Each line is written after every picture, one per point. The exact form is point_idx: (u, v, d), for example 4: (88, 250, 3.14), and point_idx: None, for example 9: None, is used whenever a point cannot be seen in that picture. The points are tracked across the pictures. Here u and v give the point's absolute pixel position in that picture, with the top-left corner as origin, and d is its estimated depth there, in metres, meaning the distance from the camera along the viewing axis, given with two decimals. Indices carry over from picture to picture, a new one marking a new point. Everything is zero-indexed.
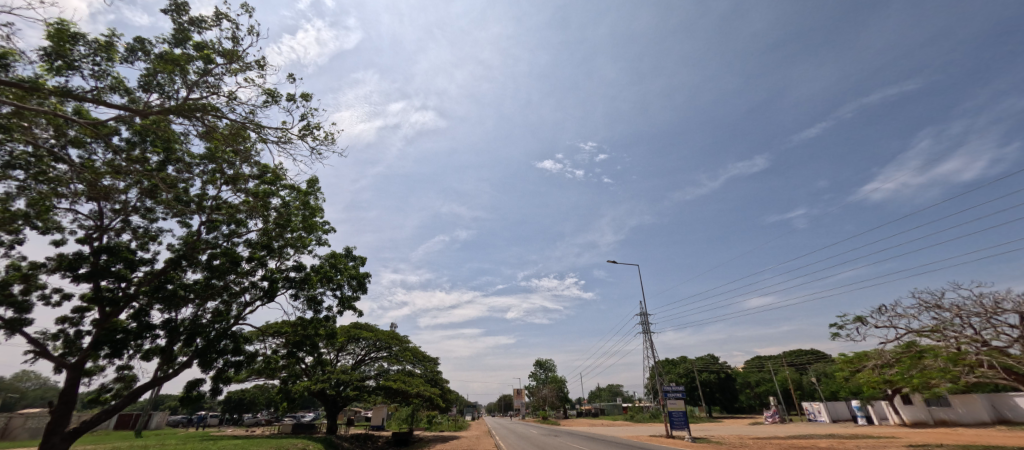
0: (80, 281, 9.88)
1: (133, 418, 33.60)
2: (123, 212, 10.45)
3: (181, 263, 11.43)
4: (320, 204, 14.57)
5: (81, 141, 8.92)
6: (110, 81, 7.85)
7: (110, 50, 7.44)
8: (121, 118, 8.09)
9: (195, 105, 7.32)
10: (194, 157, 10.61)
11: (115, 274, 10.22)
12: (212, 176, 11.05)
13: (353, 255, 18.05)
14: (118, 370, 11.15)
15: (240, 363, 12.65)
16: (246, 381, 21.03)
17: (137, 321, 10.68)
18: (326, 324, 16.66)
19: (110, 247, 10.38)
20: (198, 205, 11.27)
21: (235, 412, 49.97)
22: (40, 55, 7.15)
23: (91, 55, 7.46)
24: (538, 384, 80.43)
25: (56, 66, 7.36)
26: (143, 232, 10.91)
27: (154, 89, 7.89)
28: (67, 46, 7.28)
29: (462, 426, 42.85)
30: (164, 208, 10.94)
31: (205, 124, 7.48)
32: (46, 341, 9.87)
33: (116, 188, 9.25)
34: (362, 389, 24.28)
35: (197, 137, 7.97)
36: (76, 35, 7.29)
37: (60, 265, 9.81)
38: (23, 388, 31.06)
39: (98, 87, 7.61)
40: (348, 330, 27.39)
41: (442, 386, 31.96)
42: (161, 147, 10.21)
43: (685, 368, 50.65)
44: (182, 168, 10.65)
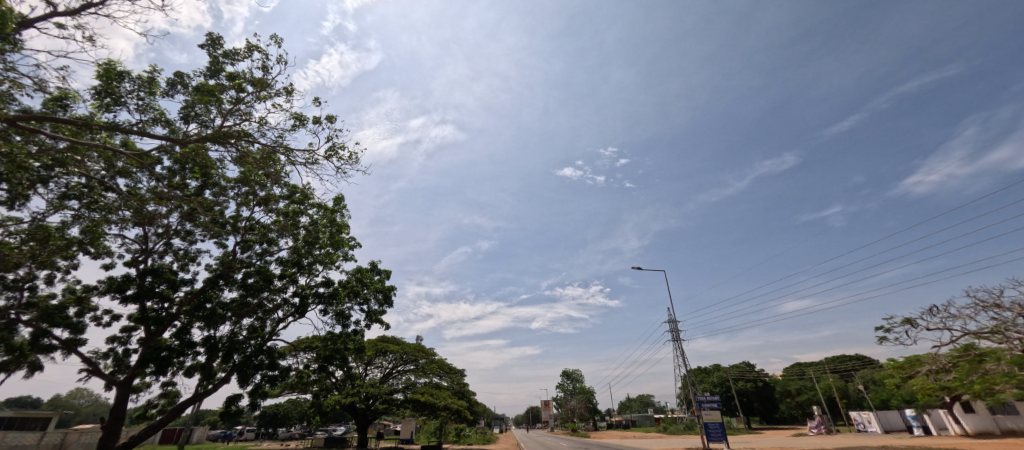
0: (128, 302, 10.61)
1: (176, 433, 35.17)
2: (165, 236, 11.19)
3: (219, 282, 12.15)
4: (346, 221, 15.15)
5: (128, 171, 9.69)
6: (153, 114, 8.54)
7: (152, 85, 8.15)
8: (164, 151, 8.84)
9: (230, 132, 7.88)
10: (229, 181, 11.33)
11: (159, 295, 10.94)
12: (246, 198, 11.73)
13: (378, 269, 18.59)
14: (162, 387, 11.82)
15: (275, 378, 13.20)
16: (280, 396, 21.73)
17: (179, 339, 11.36)
18: (354, 338, 17.14)
19: (154, 269, 11.14)
20: (233, 226, 11.99)
21: (270, 426, 51.56)
22: (92, 93, 7.89)
23: (136, 90, 8.16)
24: (566, 395, 79.78)
25: (106, 103, 8.08)
26: (181, 254, 11.63)
27: (192, 120, 8.53)
28: (115, 84, 8.00)
29: (491, 439, 42.66)
30: (202, 230, 11.64)
31: (238, 150, 8.04)
32: (98, 360, 10.63)
33: (158, 213, 9.95)
34: (390, 402, 24.85)
35: (232, 163, 8.55)
36: (123, 73, 8.02)
37: (109, 287, 10.58)
38: (76, 405, 33.11)
39: (144, 121, 8.29)
40: (375, 344, 28.15)
41: (468, 398, 32.04)
42: (199, 173, 11.00)
43: (719, 377, 49.54)
44: (218, 191, 11.37)
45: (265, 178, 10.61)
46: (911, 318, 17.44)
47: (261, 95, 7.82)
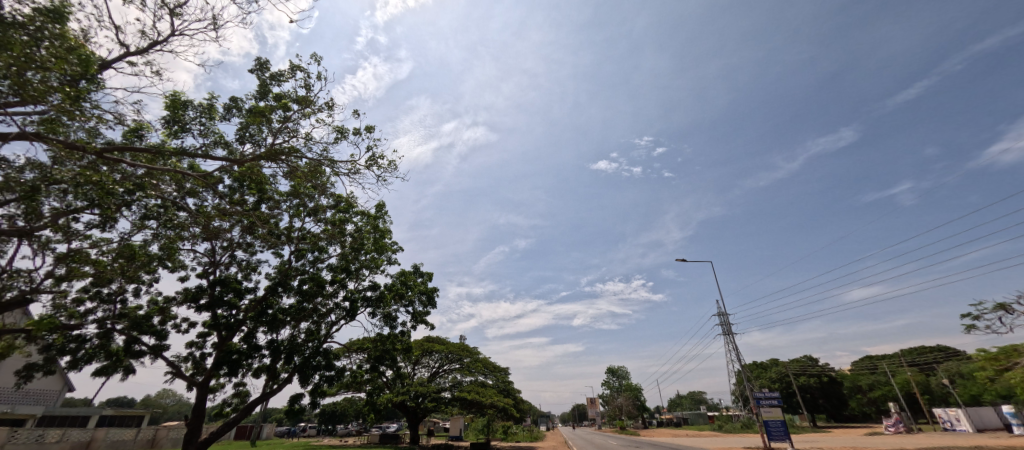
0: (202, 310, 11.92)
1: (248, 429, 38.32)
2: (230, 249, 12.44)
3: (278, 290, 13.32)
4: (388, 227, 16.07)
5: (195, 192, 10.90)
6: (214, 138, 9.59)
7: (212, 111, 9.17)
8: (224, 171, 9.88)
9: (280, 150, 8.74)
10: (281, 195, 12.42)
11: (227, 303, 12.20)
12: (297, 210, 12.78)
13: (421, 271, 19.50)
14: (234, 387, 13.15)
15: (332, 377, 14.29)
16: (337, 395, 23.26)
17: (247, 343, 12.61)
18: (402, 339, 18.11)
19: (222, 279, 12.41)
20: (287, 236, 13.12)
21: (330, 423, 54.81)
22: (163, 122, 9.01)
23: (198, 117, 9.22)
24: (613, 392, 79.02)
25: (174, 130, 9.20)
26: (243, 264, 12.85)
27: (247, 140, 9.51)
28: (181, 112, 9.09)
29: (538, 437, 43.12)
30: (260, 241, 12.83)
31: (288, 164, 8.89)
32: (180, 363, 12.03)
33: (223, 228, 11.12)
34: (438, 401, 25.91)
35: (283, 177, 9.43)
36: (186, 102, 9.09)
37: (186, 297, 11.93)
38: (164, 404, 36.86)
39: (206, 145, 9.35)
40: (422, 344, 29.38)
41: (514, 396, 32.72)
42: (255, 189, 12.15)
43: (779, 372, 47.50)
44: (273, 205, 12.50)
45: (313, 190, 11.56)
46: (1005, 305, 16.10)
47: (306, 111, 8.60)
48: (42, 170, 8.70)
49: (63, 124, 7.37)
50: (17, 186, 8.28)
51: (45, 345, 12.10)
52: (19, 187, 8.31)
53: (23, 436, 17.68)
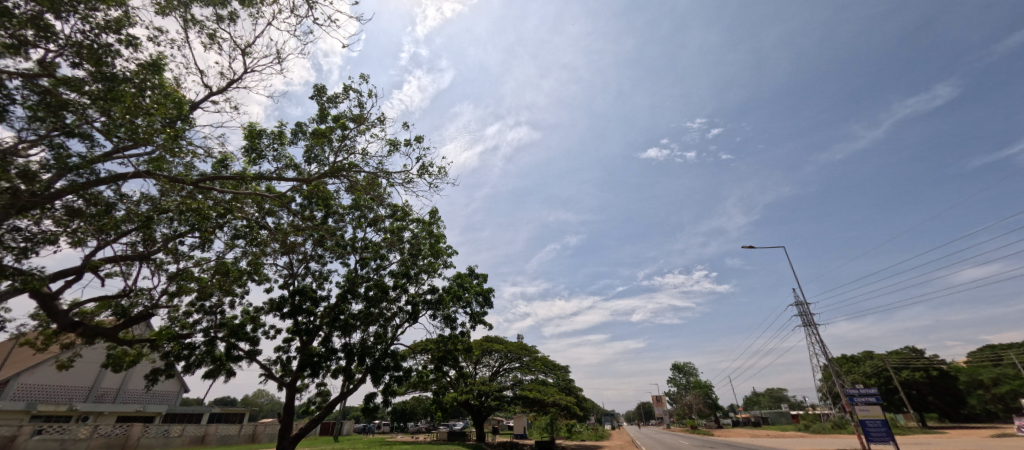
0: (285, 317, 13.44)
1: (331, 426, 41.75)
2: (304, 261, 13.90)
3: (347, 296, 14.63)
4: (442, 232, 17.01)
5: (273, 211, 12.36)
6: (285, 161, 10.87)
7: (281, 136, 10.42)
8: (296, 191, 11.15)
9: (341, 166, 9.73)
10: (345, 209, 13.69)
11: (305, 310, 13.65)
12: (359, 221, 13.99)
13: (476, 273, 20.36)
14: (317, 387, 14.63)
15: (400, 377, 15.42)
16: (407, 394, 24.82)
17: (324, 347, 14.01)
18: (462, 340, 19.03)
19: (299, 289, 13.90)
20: (352, 247, 14.39)
21: (402, 421, 58.07)
22: (244, 152, 10.39)
23: (272, 144, 10.51)
24: (680, 389, 76.56)
25: (253, 158, 10.56)
26: (316, 274, 14.28)
27: (312, 160, 10.67)
28: (258, 141, 10.42)
29: (603, 435, 42.89)
30: (329, 253, 14.19)
31: (349, 179, 9.85)
32: (271, 366, 13.65)
33: (297, 242, 12.50)
34: (501, 399, 26.75)
35: (346, 192, 10.43)
36: (261, 132, 10.40)
37: (272, 307, 13.51)
38: (259, 403, 41.19)
39: (279, 168, 10.62)
40: (481, 344, 30.45)
41: (576, 394, 32.90)
42: (322, 205, 13.49)
43: (874, 366, 43.36)
44: (338, 218, 13.79)
45: (372, 202, 12.64)
46: None
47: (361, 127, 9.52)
48: (154, 203, 10.35)
49: (167, 161, 8.73)
50: (137, 217, 10.00)
51: (166, 352, 14.31)
52: (139, 218, 10.03)
53: (154, 430, 20.43)
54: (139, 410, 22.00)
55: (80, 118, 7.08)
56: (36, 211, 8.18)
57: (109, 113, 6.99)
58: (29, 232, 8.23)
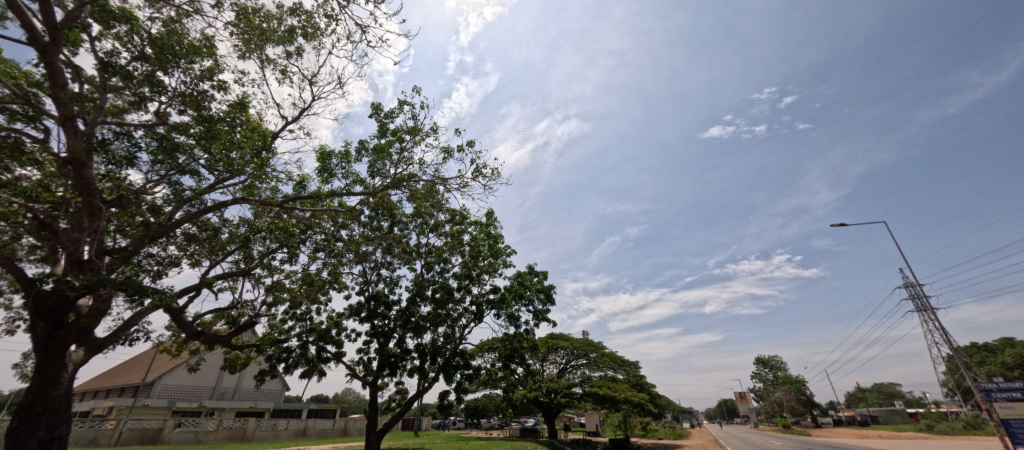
0: (364, 321, 14.82)
1: (412, 421, 44.60)
2: (376, 268, 15.22)
3: (416, 299, 15.76)
4: (500, 232, 17.68)
5: (346, 224, 13.72)
6: (353, 178, 12.06)
7: (348, 156, 11.60)
8: (364, 203, 12.31)
9: (402, 177, 10.58)
10: (408, 217, 14.78)
11: (380, 314, 14.95)
12: (421, 227, 15.03)
13: (536, 271, 20.85)
14: (396, 385, 15.92)
15: (471, 375, 16.31)
16: (479, 392, 25.98)
17: (400, 347, 15.23)
18: (527, 337, 19.61)
19: (374, 294, 15.24)
20: (417, 252, 15.51)
21: (475, 418, 60.30)
22: (318, 173, 11.72)
23: (340, 163, 11.74)
24: (767, 385, 71.73)
25: (325, 177, 11.86)
26: (386, 280, 15.55)
27: (376, 174, 11.72)
28: (329, 162, 11.69)
29: (682, 433, 41.48)
30: (397, 259, 15.40)
31: (410, 189, 10.69)
32: (355, 366, 15.12)
33: (369, 251, 13.72)
34: (570, 396, 27.01)
35: (408, 201, 11.28)
36: (331, 154, 11.65)
37: (352, 312, 14.96)
38: (347, 400, 45.07)
39: (348, 184, 11.80)
40: (547, 341, 30.94)
41: (649, 390, 32.25)
42: (388, 216, 14.70)
43: (1010, 356, 37.40)
44: (402, 226, 14.94)
45: (432, 209, 13.55)
46: None
47: (418, 139, 10.30)
48: (249, 225, 12.01)
49: (258, 187, 10.13)
50: (238, 238, 11.72)
51: (269, 356, 16.41)
52: (239, 238, 11.74)
53: (264, 424, 23.12)
54: (253, 406, 25.11)
55: (189, 157, 8.50)
56: (164, 239, 9.92)
57: (209, 150, 8.27)
58: (160, 256, 10.00)
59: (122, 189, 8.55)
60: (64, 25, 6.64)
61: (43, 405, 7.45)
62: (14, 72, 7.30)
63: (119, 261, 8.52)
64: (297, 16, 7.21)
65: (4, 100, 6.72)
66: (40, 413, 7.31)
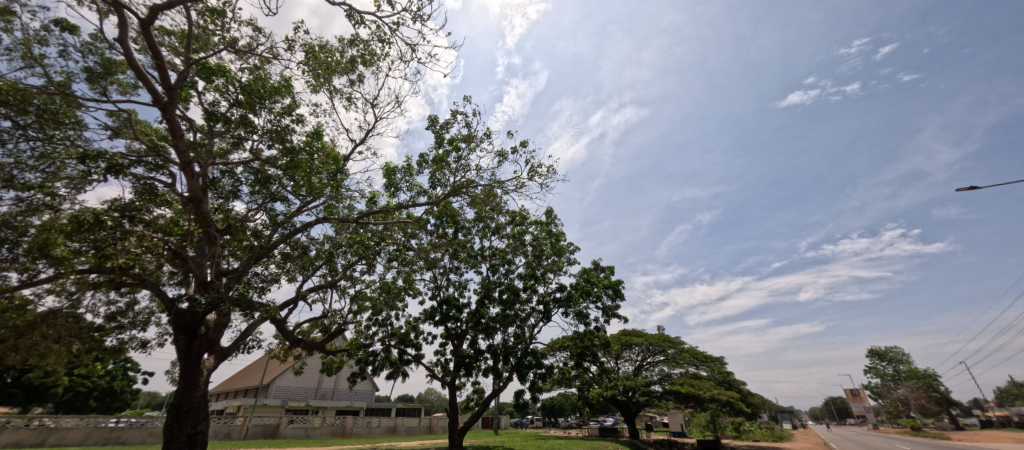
0: (438, 325, 15.83)
1: (491, 420, 46.14)
2: (445, 273, 16.19)
3: (485, 301, 16.50)
4: (561, 230, 17.91)
5: (414, 234, 14.77)
6: (417, 190, 13.00)
7: (410, 170, 12.55)
8: (429, 213, 13.21)
9: (461, 184, 11.24)
10: (470, 222, 15.56)
11: (452, 317, 15.87)
12: (483, 231, 15.73)
13: (601, 266, 20.77)
14: (473, 384, 16.73)
15: (544, 375, 16.71)
16: (554, 391, 26.34)
17: (473, 348, 16.03)
18: (598, 335, 19.61)
19: (445, 298, 16.22)
20: (482, 256, 16.25)
21: (553, 416, 60.77)
22: (386, 188, 12.82)
23: (404, 178, 12.75)
24: (886, 380, 64.15)
25: (392, 191, 12.93)
26: (455, 284, 16.45)
27: (437, 183, 12.55)
28: (395, 178, 12.74)
29: (780, 434, 38.49)
30: (464, 264, 16.24)
31: (470, 195, 11.31)
32: (434, 367, 16.19)
33: (437, 258, 14.61)
34: (650, 394, 26.35)
35: (469, 206, 11.94)
36: (396, 170, 12.68)
37: (426, 317, 16.04)
38: (430, 400, 47.78)
39: (413, 196, 12.76)
40: (620, 338, 30.48)
41: (738, 388, 30.44)
42: (452, 223, 15.59)
43: None
44: (466, 231, 15.75)
45: (492, 213, 14.17)
46: None
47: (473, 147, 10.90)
48: (332, 241, 13.44)
49: (337, 207, 11.35)
50: (324, 253, 13.17)
51: (358, 360, 18.10)
52: (325, 254, 13.20)
53: (360, 423, 25.42)
54: (350, 405, 27.69)
55: (279, 186, 9.80)
56: (265, 259, 11.49)
57: (294, 178, 9.45)
58: (264, 274, 11.58)
59: (230, 218, 10.07)
60: (177, 85, 7.85)
61: (187, 404, 9.13)
62: (147, 131, 9.03)
63: (234, 280, 10.05)
64: (356, 47, 8.03)
65: (143, 154, 8.31)
66: (186, 411, 8.99)
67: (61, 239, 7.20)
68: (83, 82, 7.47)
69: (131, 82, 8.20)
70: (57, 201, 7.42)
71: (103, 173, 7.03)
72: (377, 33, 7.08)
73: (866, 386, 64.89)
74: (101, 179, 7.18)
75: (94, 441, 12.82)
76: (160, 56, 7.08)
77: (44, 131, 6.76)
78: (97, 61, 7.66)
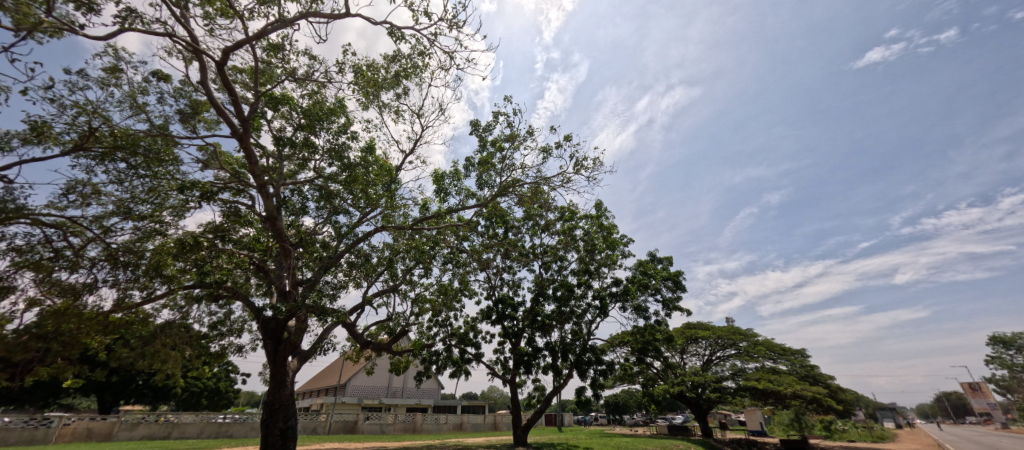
0: (495, 323, 16.31)
1: (555, 417, 46.43)
2: (499, 273, 16.65)
3: (539, 299, 16.76)
4: (612, 222, 17.76)
5: (466, 236, 15.36)
6: (467, 194, 13.53)
7: (458, 174, 13.10)
8: (479, 215, 13.69)
9: (508, 184, 11.58)
10: (520, 221, 15.89)
11: (508, 315, 16.28)
12: (533, 229, 16.00)
13: (659, 258, 20.30)
14: (533, 381, 17.04)
15: (605, 371, 16.67)
16: (617, 387, 26.05)
17: (531, 346, 16.35)
18: (660, 330, 19.19)
19: (500, 297, 16.68)
20: (534, 253, 16.53)
21: (618, 414, 59.85)
22: (437, 194, 13.48)
23: (453, 183, 13.32)
24: (1016, 373, 56.35)
25: (442, 196, 13.56)
26: (509, 283, 16.87)
27: (485, 185, 13.00)
28: (444, 183, 13.36)
29: (879, 434, 35.12)
30: (516, 263, 16.61)
31: (519, 194, 11.64)
32: (495, 366, 16.70)
33: (489, 258, 15.06)
34: (722, 391, 25.25)
35: (518, 206, 12.25)
36: (444, 176, 13.28)
37: (484, 316, 16.59)
38: (493, 398, 49.00)
39: (462, 199, 13.30)
40: (684, 332, 29.49)
41: (824, 383, 28.25)
42: (501, 223, 16.01)
43: None
44: (516, 230, 16.11)
45: (540, 210, 14.40)
46: None
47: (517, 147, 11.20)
48: (392, 248, 14.32)
49: (393, 216, 12.12)
50: (384, 260, 14.10)
51: (423, 359, 19.08)
52: (385, 260, 14.12)
53: (429, 419, 26.70)
54: (418, 402, 29.16)
55: (341, 200, 10.67)
56: (334, 268, 12.53)
57: (354, 192, 10.24)
58: (334, 282, 12.63)
59: (302, 233, 11.12)
60: (250, 116, 8.76)
61: (279, 402, 10.22)
62: (230, 160, 10.24)
63: (309, 289, 11.09)
64: (399, 62, 8.58)
65: (228, 181, 9.42)
66: (278, 408, 10.08)
67: (170, 260, 8.35)
68: (177, 122, 8.62)
69: (214, 118, 9.34)
70: (164, 228, 8.61)
71: (198, 200, 8.06)
72: (417, 47, 7.54)
73: (989, 380, 57.35)
74: (196, 205, 8.20)
75: (208, 434, 14.65)
76: (234, 92, 7.90)
77: (150, 168, 7.89)
78: (187, 103, 8.81)
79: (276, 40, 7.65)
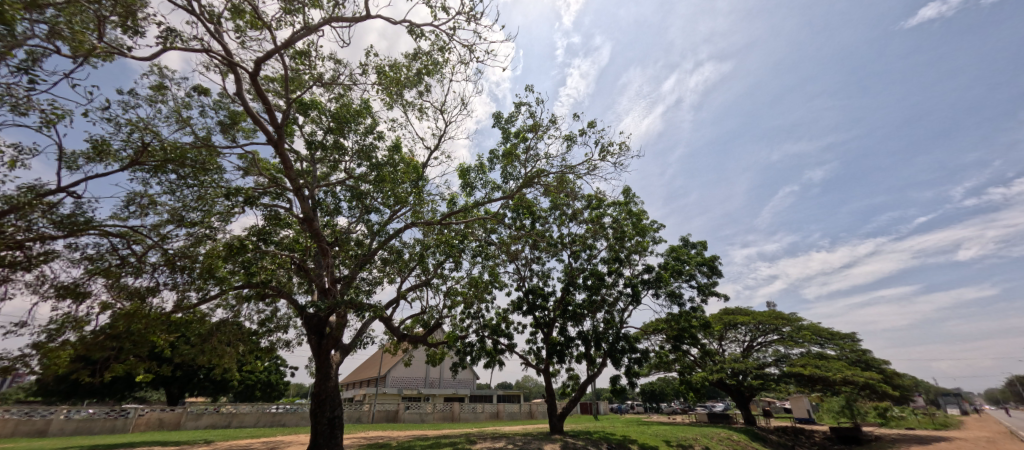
0: (526, 314, 16.55)
1: (591, 405, 46.53)
2: (528, 264, 16.82)
3: (569, 288, 16.84)
4: (641, 209, 17.53)
5: (494, 228, 15.60)
6: (492, 187, 13.72)
7: (483, 168, 13.29)
8: (505, 207, 13.88)
9: (534, 175, 11.68)
10: (547, 212, 15.97)
11: (539, 305, 16.47)
12: (561, 219, 16.04)
13: (692, 243, 19.91)
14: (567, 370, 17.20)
15: (639, 359, 16.62)
16: (653, 375, 25.86)
17: (563, 335, 16.50)
18: (696, 316, 18.90)
19: (530, 288, 16.88)
20: (562, 243, 16.59)
21: (655, 402, 59.34)
22: (463, 189, 13.74)
23: (478, 177, 13.52)
24: None
25: (468, 190, 13.83)
26: (539, 273, 17.02)
27: (510, 177, 13.14)
28: (470, 178, 13.60)
29: (941, 420, 33.23)
30: (545, 253, 16.73)
31: (545, 185, 11.72)
32: (528, 356, 16.96)
33: (518, 249, 15.25)
34: (765, 377, 24.60)
35: (544, 196, 12.34)
36: (469, 170, 13.51)
37: (514, 307, 16.85)
38: (529, 387, 49.68)
39: (489, 192, 13.51)
40: (722, 318, 28.82)
41: (876, 368, 26.96)
42: (528, 214, 16.14)
43: None
44: (543, 221, 16.21)
45: (567, 200, 14.45)
46: None
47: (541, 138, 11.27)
48: (422, 244, 14.75)
49: (422, 212, 12.47)
50: (415, 255, 14.55)
51: (458, 350, 19.60)
52: (416, 255, 14.57)
53: (467, 409, 27.39)
54: (455, 393, 29.95)
55: (372, 199, 11.08)
56: (369, 265, 13.06)
57: (383, 191, 10.62)
58: (370, 279, 13.17)
59: (337, 231, 11.66)
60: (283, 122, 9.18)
61: (325, 394, 10.83)
62: (268, 167, 10.83)
63: (347, 285, 11.64)
64: (420, 60, 8.79)
65: (267, 186, 9.98)
66: (325, 400, 10.69)
67: (221, 262, 8.97)
68: (218, 133, 9.19)
69: (251, 127, 9.90)
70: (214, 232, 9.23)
71: (241, 205, 8.59)
72: (437, 44, 7.72)
73: None
74: (240, 210, 8.75)
75: (263, 423, 15.71)
76: (267, 100, 8.30)
77: (197, 178, 8.48)
78: (226, 114, 9.36)
79: (303, 48, 8.02)
